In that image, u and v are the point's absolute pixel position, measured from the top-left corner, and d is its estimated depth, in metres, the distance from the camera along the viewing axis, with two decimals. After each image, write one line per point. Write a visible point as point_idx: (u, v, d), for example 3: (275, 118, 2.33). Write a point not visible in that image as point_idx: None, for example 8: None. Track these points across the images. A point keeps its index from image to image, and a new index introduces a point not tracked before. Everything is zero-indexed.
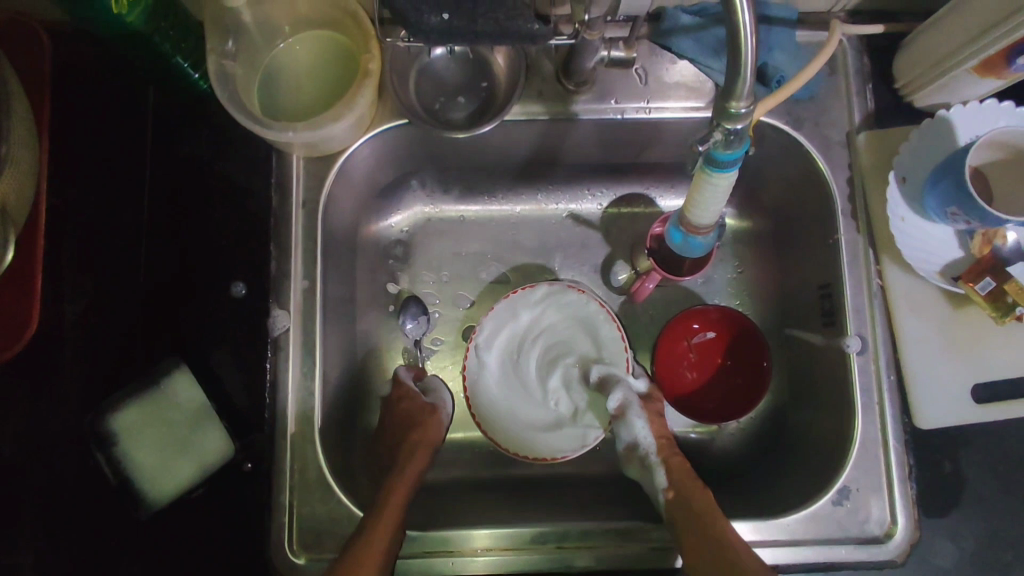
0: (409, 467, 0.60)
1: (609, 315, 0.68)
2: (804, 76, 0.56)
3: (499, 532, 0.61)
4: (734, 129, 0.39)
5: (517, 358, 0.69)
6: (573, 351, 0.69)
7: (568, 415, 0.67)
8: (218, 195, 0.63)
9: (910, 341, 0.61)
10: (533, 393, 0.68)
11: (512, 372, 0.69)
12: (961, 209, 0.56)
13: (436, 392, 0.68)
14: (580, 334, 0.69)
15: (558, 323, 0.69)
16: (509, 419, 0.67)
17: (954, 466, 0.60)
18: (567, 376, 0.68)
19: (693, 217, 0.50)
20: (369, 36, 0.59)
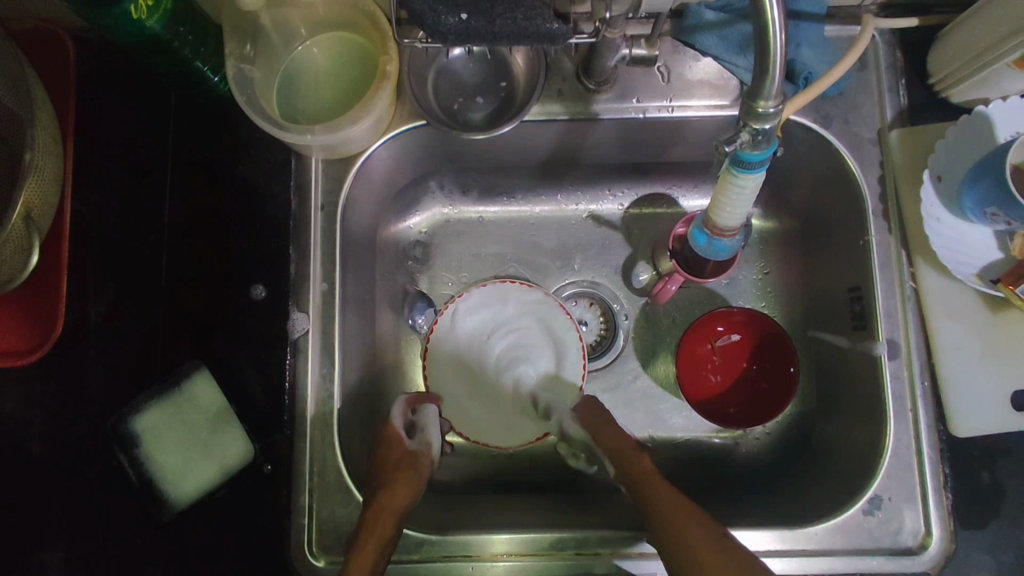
0: (389, 494, 0.56)
1: (581, 350, 0.71)
2: (834, 73, 0.53)
3: (519, 537, 0.60)
4: (762, 129, 0.38)
5: (485, 339, 0.72)
6: (534, 360, 0.72)
7: (502, 408, 0.71)
8: (237, 198, 0.63)
9: (946, 345, 0.59)
10: (483, 377, 0.72)
11: (476, 348, 0.72)
12: (1002, 209, 0.54)
13: (424, 434, 0.62)
14: (546, 350, 0.72)
15: (532, 326, 0.73)
16: (456, 387, 0.71)
17: (993, 476, 0.58)
18: (520, 376, 0.71)
19: (719, 220, 0.47)
20: (386, 37, 0.59)
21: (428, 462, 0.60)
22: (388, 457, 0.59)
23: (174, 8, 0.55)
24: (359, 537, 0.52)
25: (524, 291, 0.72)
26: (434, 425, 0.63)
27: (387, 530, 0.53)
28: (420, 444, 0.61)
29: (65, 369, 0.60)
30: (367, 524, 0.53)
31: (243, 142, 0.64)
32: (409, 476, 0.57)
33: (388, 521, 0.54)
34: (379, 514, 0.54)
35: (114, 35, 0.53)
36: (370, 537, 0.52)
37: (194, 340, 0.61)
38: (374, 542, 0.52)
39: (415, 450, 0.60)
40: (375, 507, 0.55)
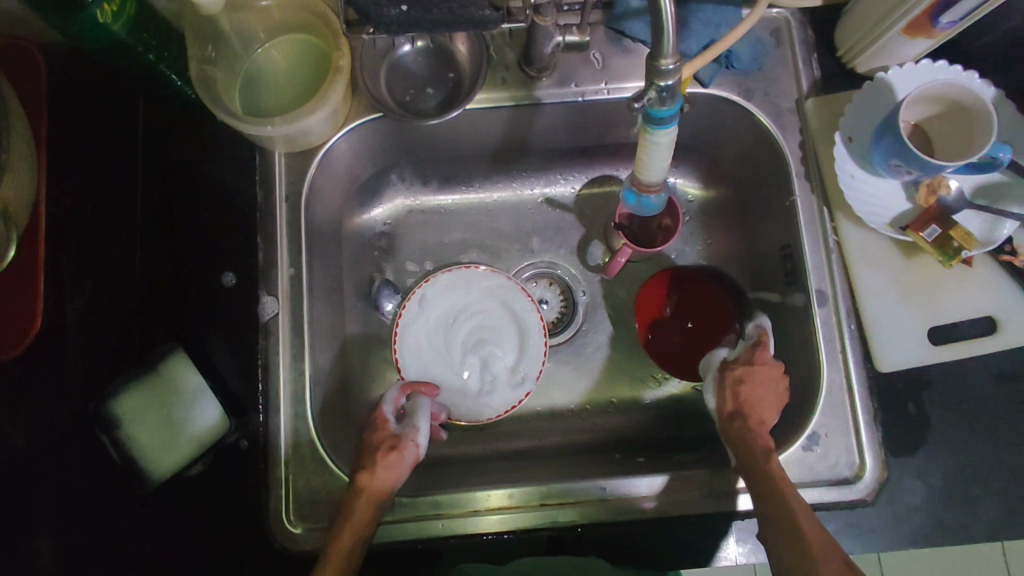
0: (378, 476, 0.60)
1: (541, 329, 0.75)
2: (729, 38, 0.57)
3: (511, 491, 0.64)
4: (666, 85, 0.43)
5: (453, 321, 0.77)
6: (499, 339, 0.76)
7: (471, 386, 0.75)
8: (205, 192, 0.67)
9: (867, 290, 0.65)
10: (452, 357, 0.76)
11: (444, 330, 0.76)
12: (903, 160, 0.60)
13: (411, 420, 0.65)
14: (510, 330, 0.76)
15: (496, 307, 0.77)
16: (425, 365, 0.75)
17: (919, 406, 0.63)
18: (486, 355, 0.76)
19: (643, 176, 0.53)
20: (338, 36, 0.63)
21: (414, 448, 0.63)
22: (374, 440, 0.63)
23: (137, 13, 0.59)
24: (340, 518, 0.57)
25: (483, 275, 0.76)
26: (423, 414, 0.66)
27: (365, 512, 0.58)
28: (408, 428, 0.64)
29: (39, 366, 0.61)
30: (345, 507, 0.58)
31: (209, 141, 0.68)
32: (391, 461, 0.61)
33: (367, 503, 0.58)
34: (359, 497, 0.58)
35: (81, 40, 0.56)
36: (346, 519, 0.57)
37: (170, 329, 0.65)
38: (355, 524, 0.57)
39: (402, 433, 0.63)
40: (355, 490, 0.59)
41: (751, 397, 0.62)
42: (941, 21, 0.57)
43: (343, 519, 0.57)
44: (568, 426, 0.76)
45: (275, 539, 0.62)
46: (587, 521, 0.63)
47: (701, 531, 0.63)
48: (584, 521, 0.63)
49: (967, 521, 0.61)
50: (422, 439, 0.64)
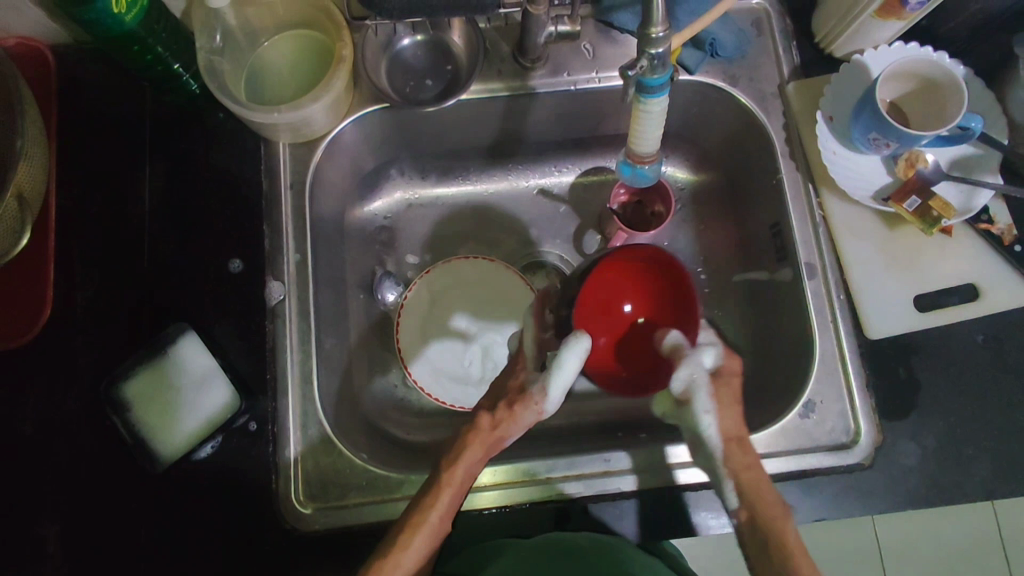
0: (499, 430, 0.57)
1: None
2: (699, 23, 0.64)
3: (505, 467, 0.64)
4: (656, 52, 0.48)
5: (454, 310, 0.78)
6: (500, 327, 0.78)
7: (473, 374, 0.76)
8: (211, 183, 0.69)
9: (854, 261, 0.67)
10: (454, 345, 0.77)
11: (446, 319, 0.78)
12: (880, 133, 0.63)
13: (543, 381, 0.57)
14: (511, 318, 0.78)
15: (493, 296, 0.79)
16: (428, 352, 0.76)
17: (909, 371, 0.65)
18: (488, 343, 0.77)
19: (636, 147, 0.59)
20: (340, 27, 0.66)
21: (536, 413, 0.57)
22: (510, 387, 0.60)
23: (148, 7, 0.61)
24: (453, 454, 0.56)
25: (485, 265, 0.79)
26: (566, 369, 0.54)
27: (475, 457, 0.56)
28: (538, 386, 0.57)
29: (51, 353, 0.62)
30: (462, 445, 0.57)
31: (216, 134, 0.70)
32: (515, 417, 0.57)
33: (480, 448, 0.57)
34: (479, 437, 0.57)
35: (93, 31, 0.58)
36: (458, 459, 0.56)
37: (178, 315, 0.65)
38: (459, 470, 0.56)
39: (532, 391, 0.57)
40: (477, 432, 0.57)
41: (731, 411, 0.56)
42: (910, 4, 0.61)
43: (457, 454, 0.56)
44: (570, 409, 0.77)
45: (284, 519, 0.62)
46: (592, 492, 0.64)
47: (707, 501, 0.64)
48: (585, 493, 0.64)
49: (961, 481, 0.62)
50: (547, 407, 0.57)
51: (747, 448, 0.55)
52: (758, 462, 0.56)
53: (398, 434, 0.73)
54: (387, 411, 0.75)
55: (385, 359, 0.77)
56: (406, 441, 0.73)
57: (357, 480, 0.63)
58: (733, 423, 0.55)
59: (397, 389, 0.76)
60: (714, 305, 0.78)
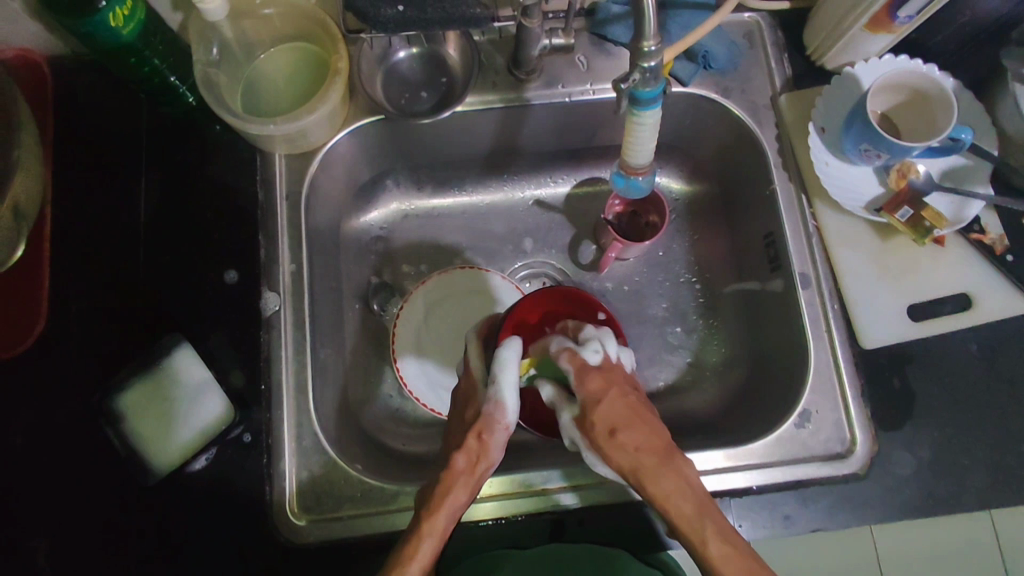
0: (478, 458, 0.53)
1: None
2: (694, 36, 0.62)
3: (506, 477, 0.64)
4: (648, 65, 0.48)
5: (450, 321, 0.78)
6: None
7: None
8: (207, 194, 0.69)
9: (847, 271, 0.68)
10: (450, 356, 0.77)
11: (441, 329, 0.78)
12: (872, 144, 0.64)
13: (496, 393, 0.55)
14: None
15: (488, 306, 0.78)
16: (424, 363, 0.76)
17: (903, 381, 0.65)
18: None
19: (630, 159, 0.60)
20: (336, 40, 0.66)
21: (504, 429, 0.55)
22: (469, 417, 0.56)
23: (145, 21, 0.62)
24: (434, 498, 0.51)
25: (480, 276, 0.79)
26: (507, 372, 0.56)
27: (462, 498, 0.51)
28: (494, 403, 0.55)
29: (42, 365, 0.62)
30: (442, 487, 0.51)
31: (212, 146, 0.70)
32: (487, 444, 0.53)
33: (466, 487, 0.52)
34: (457, 478, 0.51)
35: (91, 43, 0.59)
36: (442, 500, 0.50)
37: (173, 326, 0.65)
38: (448, 509, 0.50)
39: (491, 411, 0.55)
40: (452, 472, 0.52)
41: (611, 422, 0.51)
42: (899, 17, 0.62)
43: (437, 499, 0.50)
44: None
45: (278, 532, 0.62)
46: (589, 504, 0.63)
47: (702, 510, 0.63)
48: (582, 505, 0.63)
49: (956, 490, 0.62)
50: (510, 418, 0.55)
51: (648, 480, 0.48)
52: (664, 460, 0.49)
53: (393, 445, 0.73)
54: (382, 422, 0.74)
55: (379, 370, 0.77)
56: (401, 452, 0.72)
57: (351, 492, 0.63)
58: (625, 460, 0.49)
59: (393, 400, 0.76)
60: (709, 315, 0.79)
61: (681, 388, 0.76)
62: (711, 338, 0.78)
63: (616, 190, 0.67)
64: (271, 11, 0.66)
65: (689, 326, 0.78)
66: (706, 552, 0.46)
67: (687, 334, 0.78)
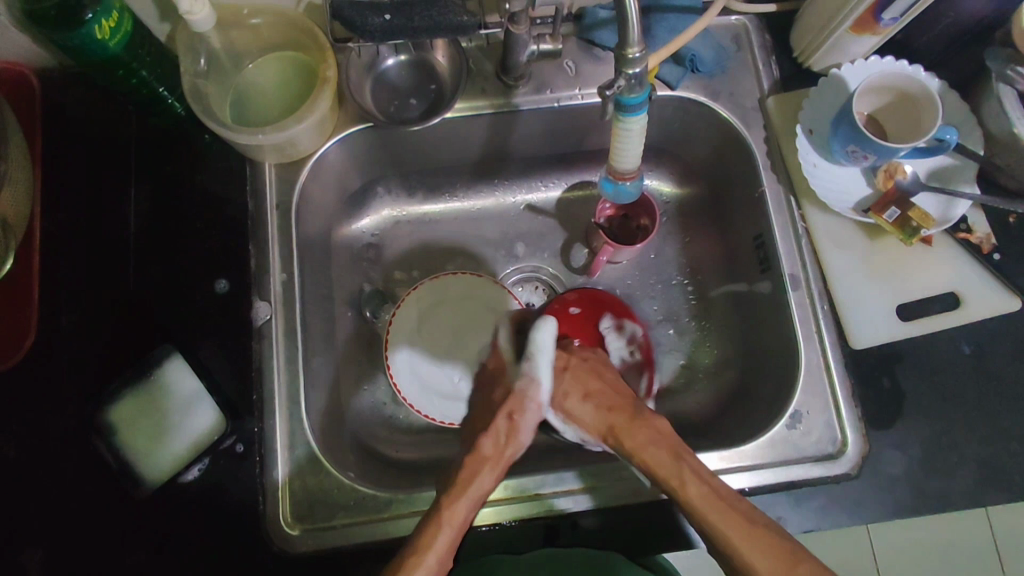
0: (501, 445, 0.64)
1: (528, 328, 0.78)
2: (675, 45, 0.63)
3: (501, 483, 0.64)
4: (633, 72, 0.49)
5: (441, 326, 0.78)
6: (487, 339, 0.78)
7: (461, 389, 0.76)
8: (197, 204, 0.69)
9: (837, 272, 0.68)
10: (442, 360, 0.77)
11: (433, 333, 0.78)
12: (859, 145, 0.64)
13: (529, 371, 0.69)
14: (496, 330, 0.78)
15: (479, 311, 0.78)
16: (415, 368, 0.76)
17: (893, 380, 0.65)
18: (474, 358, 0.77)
19: (618, 164, 0.60)
20: (324, 49, 0.66)
21: (535, 408, 0.68)
22: (497, 397, 0.70)
23: (132, 32, 0.62)
24: (459, 484, 0.59)
25: (472, 280, 0.79)
26: (542, 355, 0.69)
27: (487, 481, 0.60)
28: (526, 383, 0.69)
29: (37, 376, 0.61)
30: (469, 473, 0.60)
31: (202, 155, 0.70)
32: (516, 425, 0.66)
33: (492, 472, 0.61)
34: (485, 462, 0.62)
35: (78, 56, 0.59)
36: (470, 484, 0.59)
37: (164, 337, 0.65)
38: (466, 501, 0.58)
39: (522, 391, 0.68)
40: (481, 457, 0.63)
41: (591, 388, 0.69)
42: (883, 19, 0.62)
43: (462, 486, 0.59)
44: None
45: (273, 541, 0.62)
46: (583, 509, 0.63)
47: None
48: (577, 509, 0.63)
49: (948, 489, 0.62)
50: (541, 398, 0.68)
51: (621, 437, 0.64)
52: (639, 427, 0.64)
53: (388, 452, 0.73)
54: (375, 429, 0.74)
55: (373, 377, 0.77)
56: (395, 458, 0.72)
57: (344, 500, 0.63)
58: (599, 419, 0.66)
59: (386, 406, 0.76)
60: (700, 316, 0.79)
61: (674, 389, 0.77)
62: (703, 340, 0.78)
63: (604, 195, 0.68)
64: (258, 20, 0.66)
65: (680, 328, 0.79)
66: (685, 497, 0.58)
67: (679, 336, 0.79)
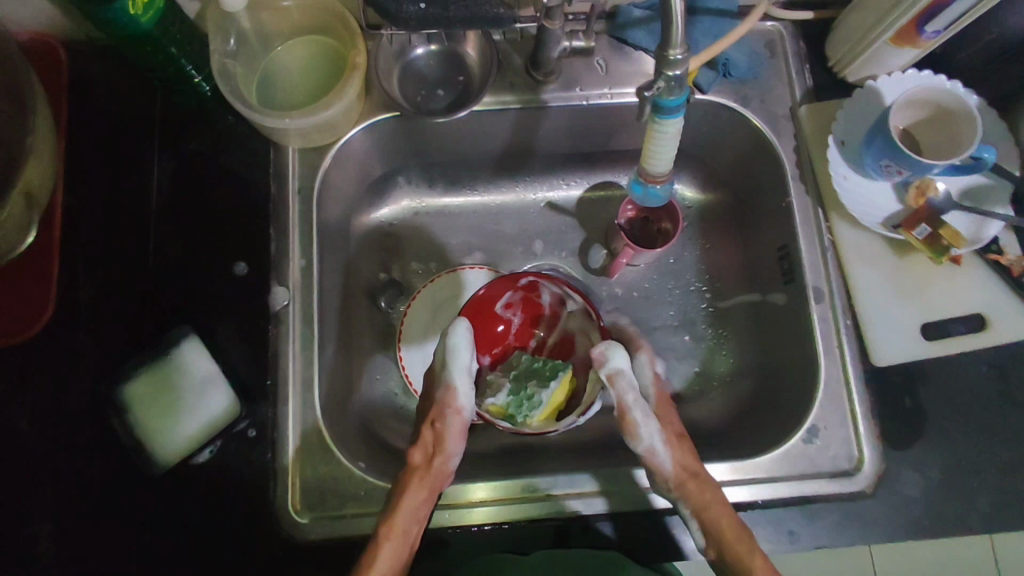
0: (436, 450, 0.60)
1: None
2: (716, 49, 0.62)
3: (502, 484, 0.64)
4: (673, 74, 0.48)
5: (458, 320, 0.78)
6: None
7: None
8: (221, 186, 0.68)
9: (862, 287, 0.67)
10: None
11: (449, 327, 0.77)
12: (893, 160, 0.63)
13: (448, 378, 0.62)
14: None
15: None
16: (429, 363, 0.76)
17: (914, 401, 0.64)
18: None
19: (649, 167, 0.60)
20: (355, 36, 0.66)
21: (459, 416, 0.61)
22: (425, 410, 0.63)
23: (164, 9, 0.61)
24: (394, 495, 0.58)
25: (489, 279, 0.78)
26: (460, 366, 0.62)
27: (419, 493, 0.58)
28: (447, 391, 0.62)
29: (49, 350, 0.61)
30: (401, 485, 0.58)
31: (226, 136, 0.70)
32: (441, 434, 0.60)
33: (422, 483, 0.58)
34: (411, 481, 0.58)
35: (110, 30, 0.59)
36: (401, 497, 0.57)
37: (181, 317, 0.65)
38: (403, 513, 0.56)
39: (443, 400, 0.61)
40: (410, 468, 0.59)
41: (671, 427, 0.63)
42: (926, 32, 0.61)
43: (395, 502, 0.57)
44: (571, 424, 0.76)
45: (280, 528, 0.61)
46: (593, 514, 0.63)
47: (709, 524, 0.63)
48: (586, 512, 0.63)
49: (964, 512, 0.62)
50: (462, 402, 0.61)
51: (701, 491, 0.58)
52: (719, 498, 0.59)
53: (397, 444, 0.72)
54: (386, 421, 0.74)
55: (386, 368, 0.76)
56: (405, 451, 0.72)
57: (354, 491, 0.63)
58: (686, 459, 0.60)
59: (398, 397, 0.76)
60: (718, 324, 0.78)
61: (688, 396, 0.76)
62: (719, 348, 0.77)
63: (633, 197, 0.68)
64: (290, 3, 0.66)
65: (697, 335, 0.78)
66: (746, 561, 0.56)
67: (695, 343, 0.78)
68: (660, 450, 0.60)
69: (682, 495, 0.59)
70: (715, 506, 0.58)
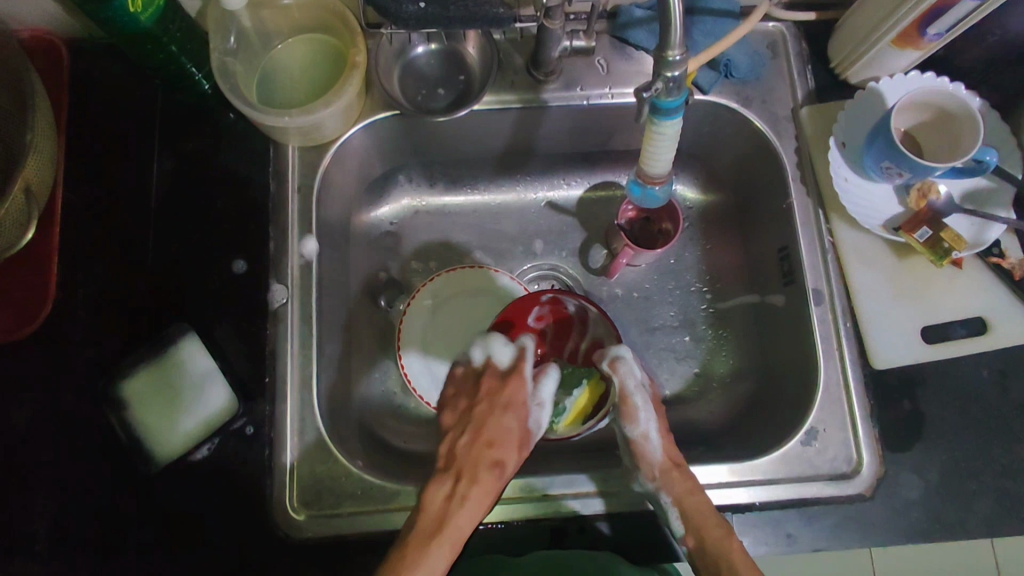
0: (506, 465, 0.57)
1: None
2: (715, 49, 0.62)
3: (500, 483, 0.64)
4: (672, 75, 0.48)
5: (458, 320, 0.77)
6: None
7: None
8: (219, 183, 0.68)
9: (862, 289, 0.67)
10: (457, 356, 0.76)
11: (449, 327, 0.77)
12: (894, 162, 0.63)
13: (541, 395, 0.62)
14: None
15: (496, 305, 0.78)
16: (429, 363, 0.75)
17: (914, 404, 0.64)
18: None
19: (648, 168, 0.60)
20: (355, 34, 0.66)
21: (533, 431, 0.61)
22: (497, 413, 0.60)
23: (164, 7, 0.61)
24: (456, 498, 0.54)
25: (490, 277, 0.77)
26: (550, 382, 0.62)
27: (482, 503, 0.55)
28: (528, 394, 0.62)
29: (49, 346, 0.62)
30: (469, 489, 0.55)
31: (225, 133, 0.70)
32: (516, 452, 0.59)
33: (487, 492, 0.56)
34: (472, 488, 0.55)
35: (110, 28, 0.59)
36: (461, 505, 0.54)
37: (179, 315, 0.65)
38: (462, 517, 0.53)
39: (529, 412, 0.61)
40: (474, 470, 0.56)
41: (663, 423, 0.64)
42: (928, 33, 0.61)
43: (459, 505, 0.54)
44: None
45: (278, 525, 0.61)
46: (590, 514, 0.63)
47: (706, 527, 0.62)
48: (585, 512, 0.63)
49: (963, 516, 0.61)
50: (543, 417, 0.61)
51: (684, 481, 0.60)
52: (704, 490, 0.60)
53: (395, 442, 0.72)
54: (385, 419, 0.74)
55: (385, 367, 0.76)
56: (403, 449, 0.72)
57: (351, 489, 0.63)
58: (671, 451, 0.62)
59: (396, 395, 0.76)
60: (718, 325, 0.78)
61: (687, 397, 0.76)
62: (718, 349, 0.77)
63: (633, 198, 0.67)
64: (290, 1, 0.66)
65: (697, 336, 0.78)
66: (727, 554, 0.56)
67: (695, 343, 0.77)
68: (653, 436, 0.62)
69: (665, 482, 0.60)
70: (698, 497, 0.59)
